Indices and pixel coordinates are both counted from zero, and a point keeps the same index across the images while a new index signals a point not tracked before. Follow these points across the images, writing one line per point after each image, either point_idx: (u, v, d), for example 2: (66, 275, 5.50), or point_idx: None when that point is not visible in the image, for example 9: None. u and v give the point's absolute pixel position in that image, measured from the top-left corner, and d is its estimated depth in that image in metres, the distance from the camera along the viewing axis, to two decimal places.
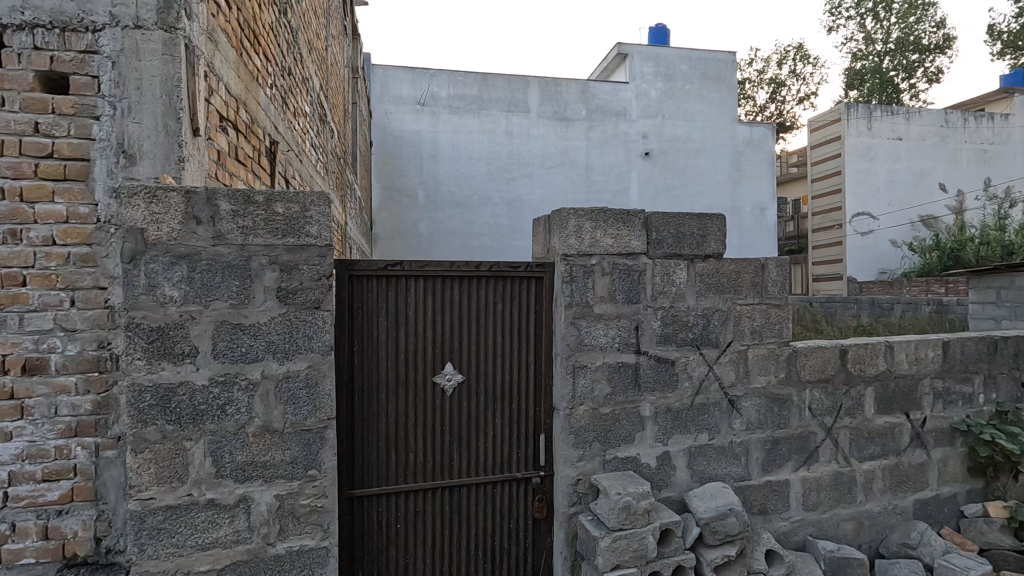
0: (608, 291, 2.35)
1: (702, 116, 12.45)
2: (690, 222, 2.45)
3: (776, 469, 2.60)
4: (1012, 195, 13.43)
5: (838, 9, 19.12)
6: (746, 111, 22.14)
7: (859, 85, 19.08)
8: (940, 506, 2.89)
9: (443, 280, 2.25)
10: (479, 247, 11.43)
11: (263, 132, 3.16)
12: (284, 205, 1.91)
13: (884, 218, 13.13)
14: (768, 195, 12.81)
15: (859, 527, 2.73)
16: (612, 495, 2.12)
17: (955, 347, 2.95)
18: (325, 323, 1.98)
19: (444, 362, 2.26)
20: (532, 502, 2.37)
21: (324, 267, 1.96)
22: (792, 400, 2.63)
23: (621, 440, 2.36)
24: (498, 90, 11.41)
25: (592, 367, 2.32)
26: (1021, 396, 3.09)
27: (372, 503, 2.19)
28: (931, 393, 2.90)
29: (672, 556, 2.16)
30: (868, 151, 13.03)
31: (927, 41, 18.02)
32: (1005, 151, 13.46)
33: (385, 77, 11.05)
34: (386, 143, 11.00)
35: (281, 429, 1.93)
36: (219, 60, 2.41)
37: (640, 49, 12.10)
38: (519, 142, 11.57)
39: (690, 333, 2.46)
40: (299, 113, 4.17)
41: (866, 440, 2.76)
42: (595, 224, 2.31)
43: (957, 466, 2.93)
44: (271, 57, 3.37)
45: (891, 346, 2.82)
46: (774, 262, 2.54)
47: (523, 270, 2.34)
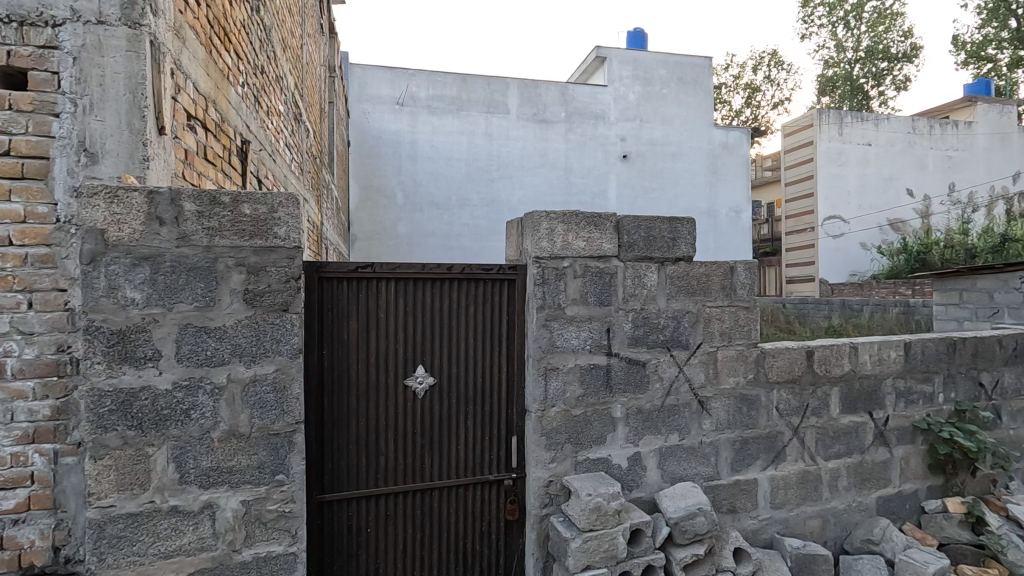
0: (580, 294, 2.37)
1: (679, 120, 12.61)
2: (661, 225, 2.48)
3: (745, 469, 2.64)
4: (975, 200, 13.91)
5: (811, 17, 19.55)
6: (722, 116, 22.54)
7: (830, 92, 19.56)
8: (902, 502, 2.97)
9: (414, 282, 2.24)
10: (458, 247, 11.39)
11: (233, 131, 3.10)
12: (252, 206, 1.88)
13: (855, 221, 13.45)
14: (744, 198, 13.00)
15: (824, 524, 2.80)
16: (583, 497, 2.13)
17: (917, 348, 3.04)
18: (293, 324, 1.95)
19: (416, 365, 2.25)
20: (504, 504, 2.37)
21: (293, 268, 1.94)
22: (760, 400, 2.68)
23: (592, 441, 2.38)
24: (477, 91, 11.40)
25: (564, 369, 2.34)
26: (978, 395, 3.20)
27: (343, 507, 2.16)
28: (893, 393, 2.98)
29: (642, 556, 2.18)
30: (839, 156, 13.34)
31: (896, 49, 18.54)
32: (969, 158, 13.93)
33: (363, 76, 10.96)
34: (364, 142, 10.90)
35: (247, 433, 1.90)
36: (186, 57, 2.36)
37: (618, 53, 12.21)
38: (499, 143, 11.58)
39: (660, 334, 2.49)
40: (273, 112, 4.11)
41: (831, 439, 2.83)
42: (567, 227, 2.33)
43: (918, 464, 3.02)
44: (243, 55, 3.32)
45: (856, 347, 2.89)
46: (743, 264, 2.59)
47: (496, 271, 2.34)
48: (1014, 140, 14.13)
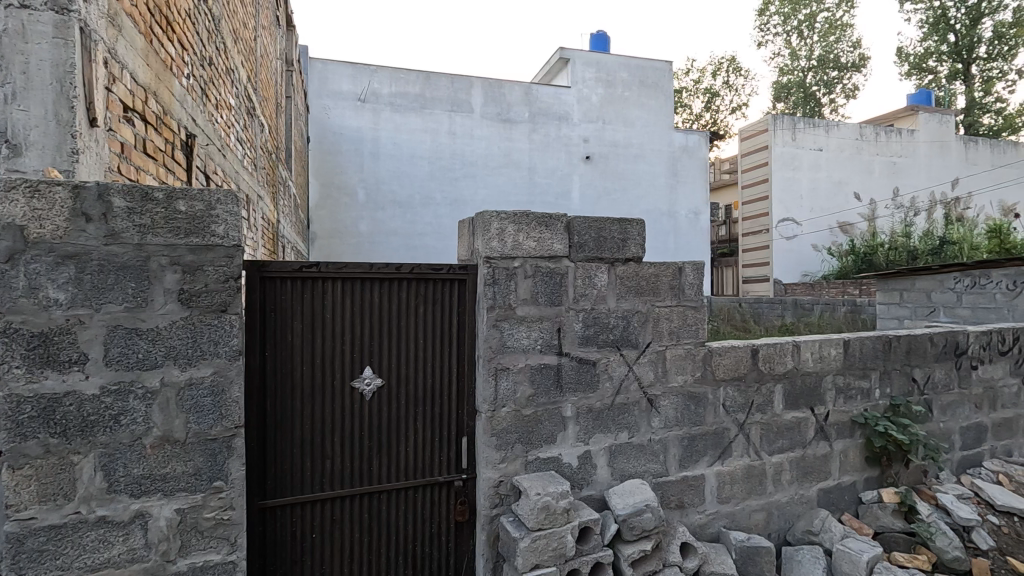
0: (530, 293, 2.37)
1: (640, 123, 12.80)
2: (611, 226, 2.51)
3: (693, 465, 2.70)
4: (916, 205, 14.66)
5: (767, 25, 20.18)
6: (682, 119, 23.06)
7: (785, 98, 20.25)
8: (842, 494, 3.09)
9: (362, 282, 2.20)
10: (421, 246, 11.27)
11: (177, 124, 2.98)
12: (187, 203, 1.81)
13: (807, 223, 13.96)
14: (702, 200, 13.24)
15: (768, 517, 2.89)
16: (532, 496, 2.14)
17: (855, 346, 3.18)
18: (233, 326, 1.90)
19: (363, 366, 2.21)
20: (453, 505, 2.36)
21: (233, 268, 1.88)
22: (707, 397, 2.75)
23: (543, 441, 2.39)
24: (440, 89, 11.32)
25: (515, 369, 2.34)
26: (911, 390, 3.37)
27: (286, 513, 2.11)
28: (833, 389, 3.11)
29: (591, 553, 2.20)
30: (792, 160, 13.84)
31: (845, 59, 19.34)
32: (911, 164, 14.66)
33: (323, 71, 10.71)
34: (324, 139, 10.68)
35: (183, 439, 1.83)
36: (123, 46, 2.25)
37: (582, 55, 12.30)
38: (463, 142, 11.51)
39: (610, 334, 2.52)
40: (222, 105, 3.97)
41: (775, 435, 2.92)
42: (517, 227, 2.33)
43: (857, 456, 3.15)
44: (188, 44, 3.19)
45: (798, 345, 3.00)
46: (691, 265, 2.65)
47: (446, 271, 2.33)
48: (952, 148, 14.95)
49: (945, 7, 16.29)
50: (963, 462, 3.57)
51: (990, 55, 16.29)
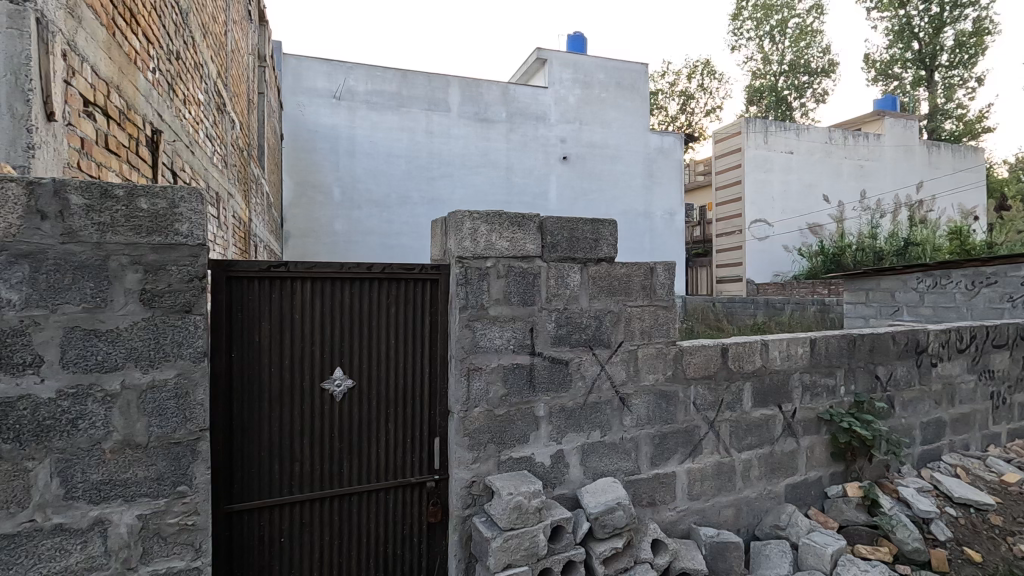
0: (503, 293, 2.37)
1: (617, 124, 12.90)
2: (584, 226, 2.53)
3: (664, 463, 2.74)
4: (882, 207, 15.09)
5: (740, 30, 20.55)
6: (658, 121, 23.33)
7: (757, 101, 20.66)
8: (808, 489, 3.17)
9: (332, 281, 2.17)
10: (397, 246, 11.18)
11: (142, 119, 2.90)
12: (149, 201, 1.76)
13: (778, 225, 14.24)
14: (677, 201, 13.39)
15: (737, 512, 2.94)
16: (504, 496, 2.14)
17: (821, 344, 3.26)
18: (198, 327, 1.85)
19: (334, 367, 2.19)
20: (425, 506, 2.34)
21: (197, 268, 1.84)
22: (678, 396, 2.79)
23: (515, 441, 2.39)
24: (417, 87, 11.25)
25: (487, 369, 2.34)
26: (875, 386, 3.47)
27: (253, 517, 2.07)
28: (800, 386, 3.18)
29: (563, 552, 2.21)
30: (765, 162, 14.12)
31: (815, 64, 19.81)
32: (878, 168, 15.08)
33: (297, 67, 10.55)
34: (298, 136, 10.52)
35: (144, 443, 1.79)
36: (83, 38, 2.18)
37: (559, 56, 12.34)
38: (440, 141, 11.45)
39: (583, 333, 2.54)
40: (190, 100, 3.87)
41: (745, 432, 2.98)
42: (490, 227, 2.33)
43: (822, 452, 3.23)
44: (154, 38, 3.10)
45: (766, 344, 3.06)
46: (662, 266, 2.68)
47: (418, 271, 2.31)
48: (916, 153, 15.45)
49: (910, 15, 16.82)
50: (924, 457, 3.68)
51: (952, 63, 16.89)
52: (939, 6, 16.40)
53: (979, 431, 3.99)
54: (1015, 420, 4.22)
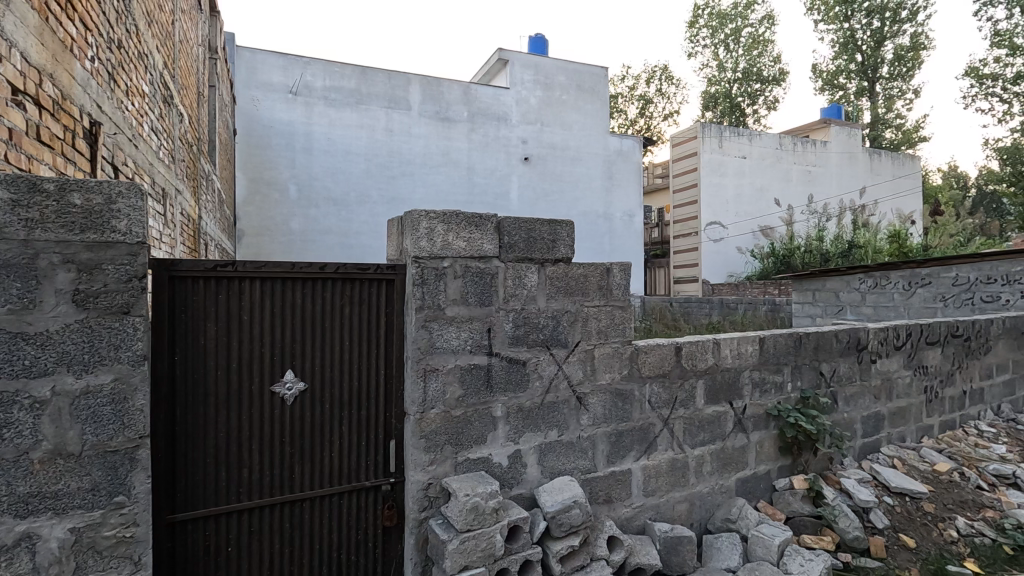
0: (460, 294, 2.36)
1: (578, 126, 13.03)
2: (541, 226, 2.55)
3: (620, 461, 2.78)
4: (828, 211, 15.78)
5: (697, 37, 21.12)
6: (618, 124, 23.73)
7: (713, 107, 21.27)
8: (757, 482, 3.28)
9: (283, 281, 2.12)
10: (356, 245, 10.98)
11: (79, 110, 2.74)
12: (83, 197, 1.67)
13: (732, 227, 14.69)
14: (636, 203, 13.64)
15: (691, 507, 3.02)
16: (460, 497, 2.13)
17: (770, 343, 3.38)
18: (137, 330, 1.77)
19: (285, 369, 2.13)
20: (381, 510, 2.31)
21: (136, 267, 1.75)
22: (634, 394, 2.84)
23: (473, 442, 2.38)
24: (377, 85, 11.07)
25: (444, 370, 2.32)
26: (819, 382, 3.62)
27: (198, 527, 1.99)
28: (750, 383, 3.29)
29: (519, 552, 2.21)
30: (719, 166, 14.55)
31: (767, 72, 20.55)
32: (825, 173, 15.77)
33: (252, 61, 10.23)
34: (252, 132, 10.20)
35: (77, 452, 1.69)
36: (11, 22, 2.05)
37: (520, 57, 12.37)
38: (400, 139, 11.30)
39: (540, 333, 2.55)
40: (133, 91, 3.68)
41: (697, 428, 3.06)
42: (447, 227, 2.32)
43: (770, 447, 3.35)
44: (93, 24, 2.94)
45: (718, 343, 3.15)
46: (618, 267, 2.72)
47: (373, 271, 2.28)
48: (859, 159, 16.24)
49: (854, 29, 17.65)
50: (864, 449, 3.87)
51: (892, 75, 17.83)
52: (880, 21, 17.27)
53: (914, 424, 4.22)
54: (947, 413, 4.48)
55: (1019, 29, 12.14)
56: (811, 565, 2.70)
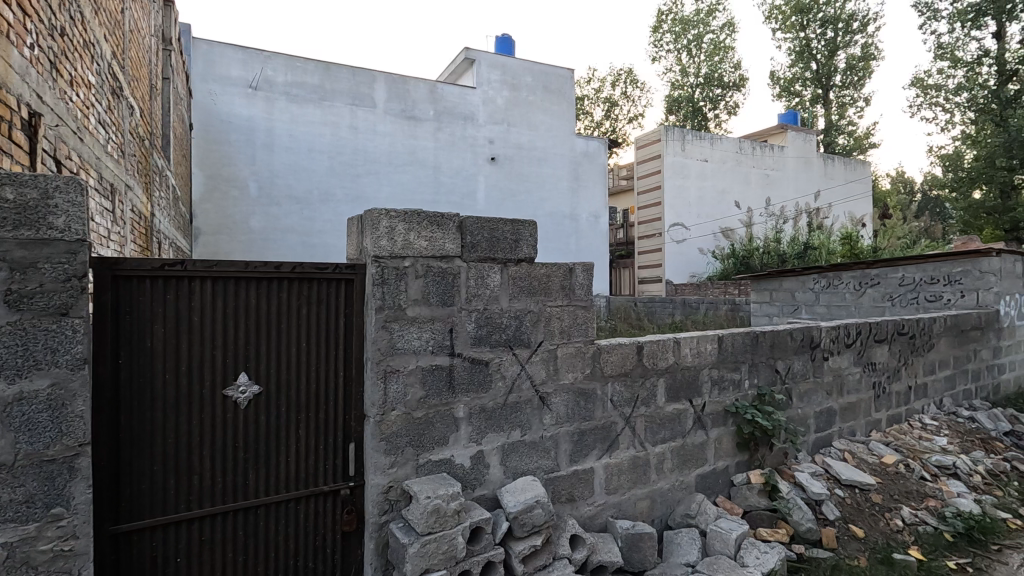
0: (422, 294, 2.33)
1: (545, 127, 13.08)
2: (503, 226, 2.54)
3: (583, 459, 2.80)
4: (785, 213, 16.30)
5: (660, 42, 21.50)
6: (583, 125, 23.98)
7: (676, 111, 21.71)
8: (716, 478, 3.36)
9: (236, 281, 2.05)
10: (320, 244, 10.76)
11: (16, 100, 2.58)
12: (16, 191, 1.58)
13: (694, 228, 15.02)
14: (602, 204, 13.79)
15: (652, 504, 3.06)
16: (421, 500, 2.10)
17: (728, 341, 3.46)
18: (77, 332, 1.67)
19: (238, 372, 2.06)
20: (340, 515, 2.26)
21: (75, 266, 1.66)
22: (596, 393, 2.86)
23: (434, 443, 2.35)
24: (341, 81, 10.87)
25: (405, 371, 2.29)
26: (775, 379, 3.73)
27: (145, 539, 1.90)
28: (709, 381, 3.36)
29: (482, 553, 2.19)
30: (682, 169, 14.86)
31: (728, 78, 21.08)
32: (782, 176, 16.30)
33: (209, 53, 9.90)
34: (209, 126, 9.87)
35: (10, 462, 1.59)
36: None
37: (486, 57, 12.34)
38: (365, 137, 11.12)
39: (503, 334, 2.55)
40: (77, 81, 3.50)
41: (658, 426, 3.10)
42: (408, 226, 2.29)
43: (728, 443, 3.43)
44: (32, 10, 2.78)
45: (678, 342, 3.20)
46: (581, 266, 2.75)
47: (332, 270, 2.23)
48: (814, 164, 16.85)
49: (809, 38, 18.30)
50: (818, 443, 4.01)
51: (845, 84, 18.57)
52: (833, 32, 17.95)
53: (864, 418, 4.39)
54: (894, 407, 4.69)
55: (960, 43, 12.81)
56: (767, 558, 2.77)
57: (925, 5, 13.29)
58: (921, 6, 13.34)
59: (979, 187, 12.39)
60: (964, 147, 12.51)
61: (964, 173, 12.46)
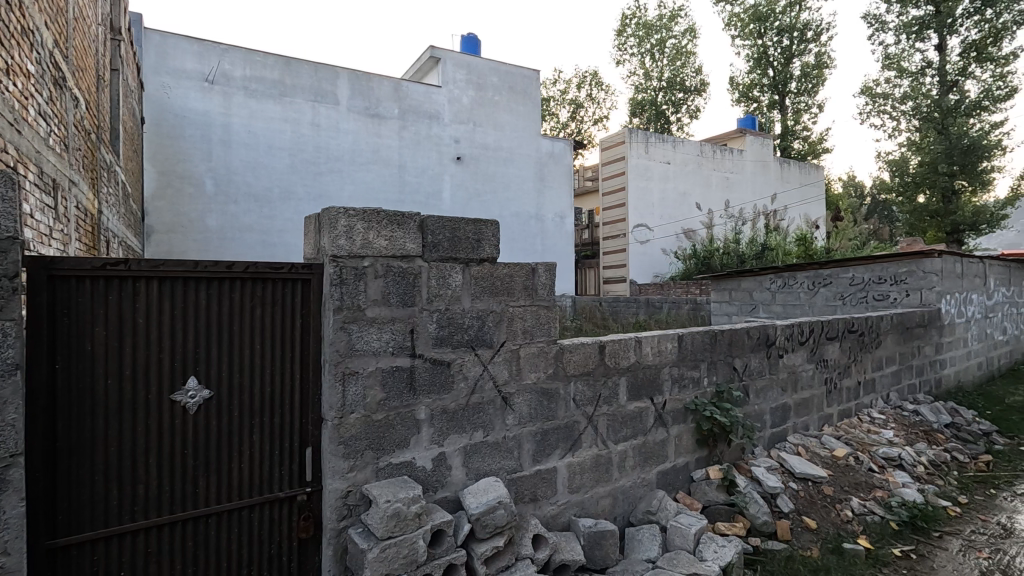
0: (381, 294, 2.29)
1: (510, 127, 13.08)
2: (465, 226, 2.52)
3: (545, 459, 2.81)
4: (743, 215, 16.76)
5: (624, 46, 21.81)
6: (550, 126, 24.13)
7: (639, 113, 22.06)
8: (676, 474, 3.42)
9: (184, 281, 1.96)
10: (280, 243, 10.49)
11: None
12: None
13: (657, 229, 15.29)
14: (567, 205, 13.90)
15: (614, 501, 3.09)
16: (381, 504, 2.06)
17: (687, 340, 3.52)
18: (8, 335, 1.58)
19: (186, 376, 1.98)
20: (296, 521, 2.20)
21: (6, 265, 1.56)
22: (559, 393, 2.87)
23: (395, 446, 2.32)
24: (302, 77, 10.62)
25: (364, 373, 2.24)
26: (733, 377, 3.82)
27: (83, 553, 1.81)
28: (670, 379, 3.42)
29: (443, 556, 2.17)
30: (645, 171, 15.11)
31: (689, 83, 21.55)
32: (740, 179, 16.76)
33: (162, 44, 9.53)
34: (163, 121, 9.51)
35: None
36: None
37: (452, 56, 12.26)
38: (327, 135, 10.89)
39: (465, 334, 2.53)
40: (14, 69, 3.30)
41: (620, 425, 3.14)
42: (367, 225, 2.24)
43: (688, 440, 3.49)
44: None
45: (640, 341, 3.25)
46: (543, 267, 2.75)
47: (287, 270, 2.17)
48: (771, 167, 17.39)
49: (766, 45, 18.87)
50: (773, 438, 4.13)
51: (800, 90, 19.24)
52: (789, 40, 18.58)
53: (817, 413, 4.55)
54: (844, 402, 4.88)
55: (905, 54, 13.43)
56: (724, 551, 2.82)
57: (873, 17, 13.88)
58: (869, 18, 13.93)
59: (923, 191, 13.02)
60: (909, 153, 13.10)
61: (910, 178, 13.07)
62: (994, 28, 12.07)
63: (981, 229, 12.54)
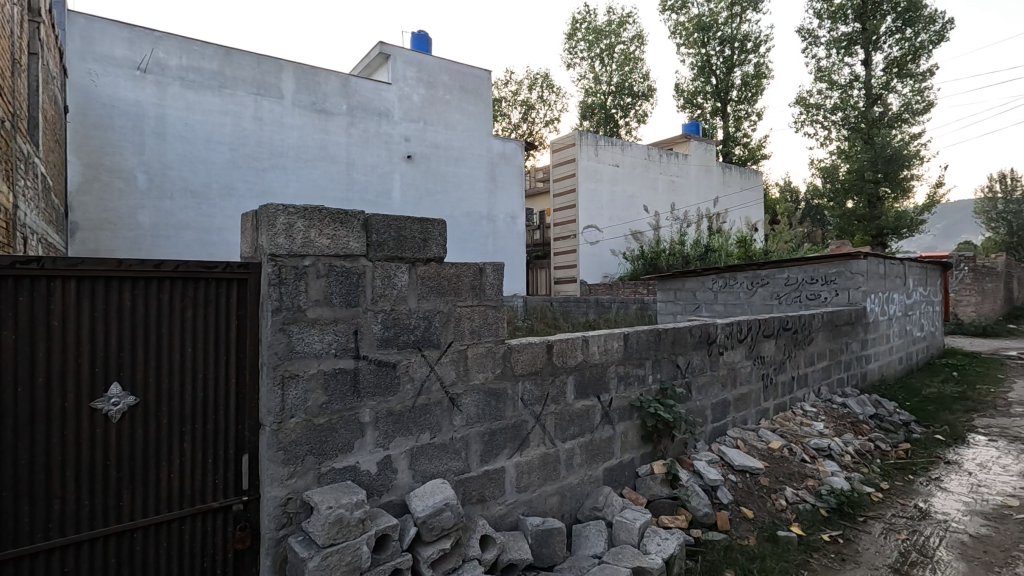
0: (323, 294, 2.23)
1: (462, 127, 13.01)
2: (411, 225, 2.49)
3: (493, 459, 2.80)
4: (687, 217, 17.32)
5: (575, 49, 22.09)
6: (501, 127, 24.19)
7: (589, 117, 22.43)
8: (622, 470, 3.49)
9: (106, 281, 1.84)
10: (219, 241, 10.03)
11: None
12: None
13: (606, 230, 15.58)
14: (518, 205, 13.97)
15: (562, 499, 3.13)
16: (323, 510, 2.00)
17: (633, 338, 3.61)
18: None
19: (109, 382, 1.85)
20: (232, 531, 2.11)
21: None
22: (507, 392, 2.88)
23: (338, 450, 2.25)
24: (244, 69, 10.20)
25: (305, 376, 2.17)
26: (676, 373, 3.94)
27: None
28: (615, 377, 3.48)
29: (388, 561, 2.12)
30: (595, 172, 15.37)
31: (637, 88, 22.07)
32: (685, 183, 17.32)
33: (87, 29, 8.94)
34: (89, 110, 8.92)
35: None
36: None
37: (402, 52, 12.06)
38: (271, 130, 10.50)
39: (411, 335, 2.49)
40: None
41: (568, 422, 3.17)
42: (308, 223, 2.17)
43: (633, 436, 3.57)
44: None
45: (586, 339, 3.30)
46: (490, 266, 2.75)
47: (222, 270, 2.08)
48: (714, 172, 18.09)
49: (709, 54, 19.59)
50: (714, 432, 4.28)
51: (740, 99, 20.09)
52: (730, 50, 19.37)
53: (754, 407, 4.76)
54: (780, 396, 5.12)
55: (836, 67, 14.24)
56: (667, 544, 2.90)
57: (806, 32, 14.67)
58: (803, 32, 14.72)
59: (851, 197, 13.85)
60: (839, 161, 13.92)
61: (839, 184, 13.87)
62: (913, 47, 13.04)
63: (902, 232, 13.47)
